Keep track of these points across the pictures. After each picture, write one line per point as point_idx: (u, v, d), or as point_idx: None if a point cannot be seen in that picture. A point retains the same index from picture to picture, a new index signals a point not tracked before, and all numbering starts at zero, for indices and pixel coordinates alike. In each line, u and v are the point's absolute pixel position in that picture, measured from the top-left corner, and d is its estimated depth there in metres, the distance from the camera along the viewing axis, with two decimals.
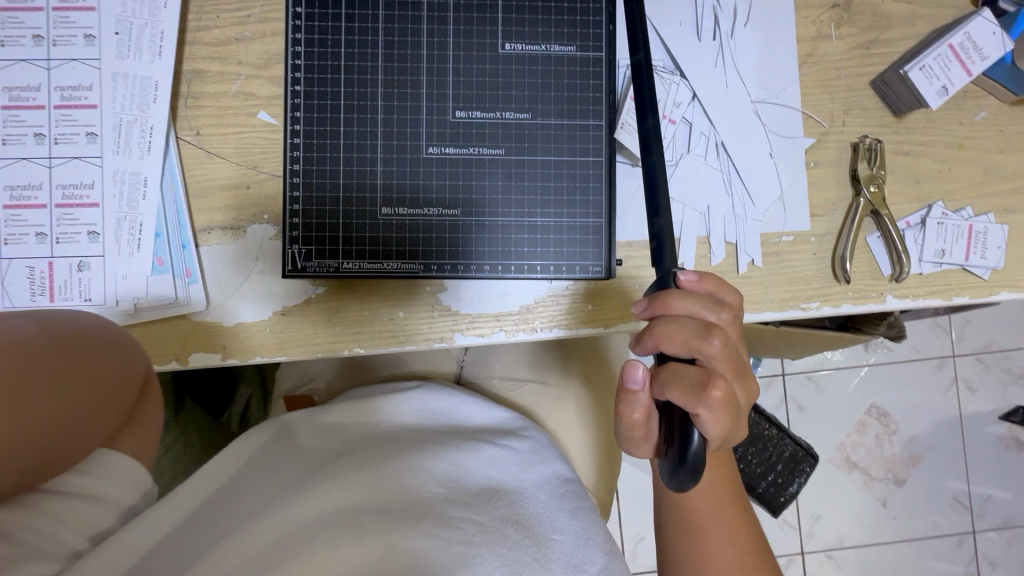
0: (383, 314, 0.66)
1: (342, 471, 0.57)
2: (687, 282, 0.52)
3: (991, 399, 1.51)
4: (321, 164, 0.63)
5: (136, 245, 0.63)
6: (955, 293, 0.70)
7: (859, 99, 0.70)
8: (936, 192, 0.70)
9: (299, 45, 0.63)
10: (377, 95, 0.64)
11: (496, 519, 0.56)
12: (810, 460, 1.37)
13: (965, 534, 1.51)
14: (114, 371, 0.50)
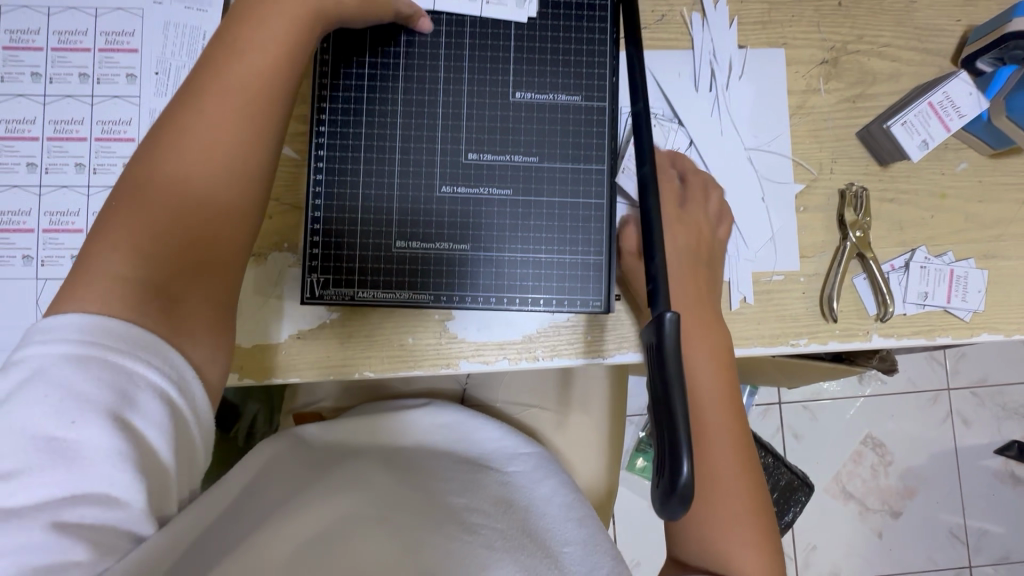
0: (394, 341, 0.70)
1: (370, 477, 0.65)
2: None
3: (985, 432, 1.53)
4: (341, 198, 0.68)
5: None
6: (938, 333, 0.73)
7: (846, 148, 0.75)
8: (919, 237, 0.74)
9: (324, 88, 0.68)
10: (396, 136, 0.69)
11: (510, 534, 0.62)
12: (806, 488, 1.38)
13: (960, 568, 1.51)
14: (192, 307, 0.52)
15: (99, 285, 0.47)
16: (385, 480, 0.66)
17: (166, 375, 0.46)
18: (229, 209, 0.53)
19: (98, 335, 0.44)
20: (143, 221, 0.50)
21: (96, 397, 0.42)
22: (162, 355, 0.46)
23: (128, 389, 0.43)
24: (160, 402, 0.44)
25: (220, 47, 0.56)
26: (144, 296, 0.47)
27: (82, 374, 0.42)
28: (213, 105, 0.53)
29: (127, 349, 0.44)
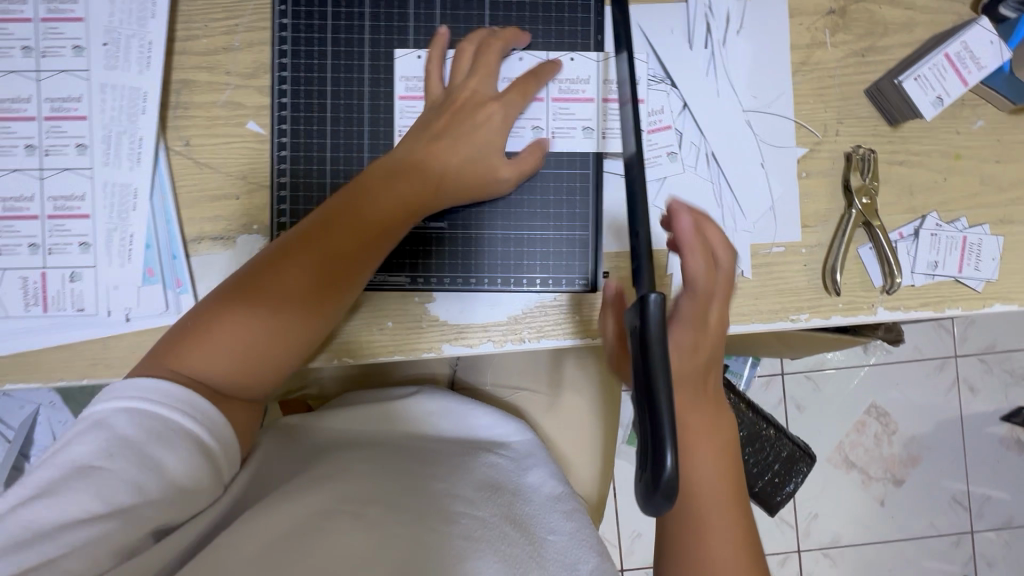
0: (373, 324, 0.67)
1: (353, 472, 0.64)
2: (682, 227, 0.56)
3: (992, 398, 1.50)
4: (308, 181, 0.67)
5: (127, 256, 0.64)
6: (948, 304, 0.69)
7: (853, 108, 0.69)
8: (931, 202, 0.69)
9: (286, 69, 0.67)
10: (365, 117, 0.68)
11: (493, 521, 0.61)
12: (808, 460, 1.33)
13: (963, 534, 1.50)
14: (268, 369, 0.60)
15: (196, 346, 0.57)
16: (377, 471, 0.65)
17: (195, 419, 0.54)
18: (323, 282, 0.59)
19: (148, 390, 0.54)
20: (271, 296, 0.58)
21: (134, 438, 0.51)
22: (199, 407, 0.55)
23: (163, 432, 0.52)
24: (184, 438, 0.53)
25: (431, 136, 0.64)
26: (219, 365, 0.57)
27: (129, 420, 0.52)
28: (381, 185, 0.62)
29: (165, 400, 0.53)
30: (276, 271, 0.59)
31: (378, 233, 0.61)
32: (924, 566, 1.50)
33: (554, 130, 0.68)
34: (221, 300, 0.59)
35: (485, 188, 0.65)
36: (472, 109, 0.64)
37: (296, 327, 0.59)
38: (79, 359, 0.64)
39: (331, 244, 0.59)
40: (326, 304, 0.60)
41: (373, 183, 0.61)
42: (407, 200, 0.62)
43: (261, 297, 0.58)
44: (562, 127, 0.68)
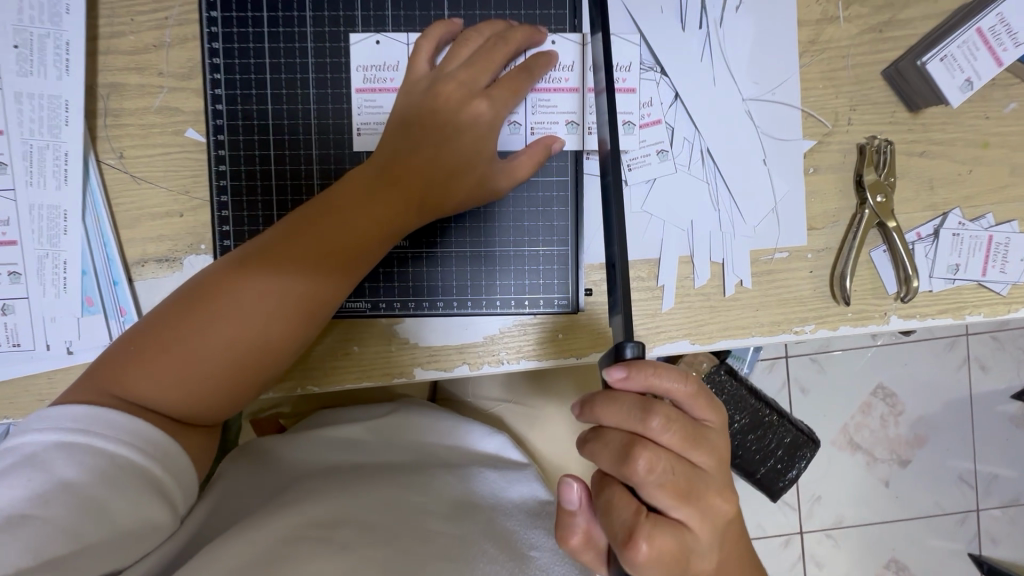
0: (336, 348, 0.61)
1: (324, 493, 0.60)
2: (615, 381, 0.42)
3: (1005, 376, 1.37)
4: (252, 198, 0.61)
5: (63, 285, 0.59)
6: (969, 311, 0.63)
7: (869, 92, 0.61)
8: (954, 197, 0.62)
9: (218, 72, 0.60)
10: (310, 123, 0.60)
11: (474, 550, 0.56)
12: (814, 445, 1.02)
13: (969, 513, 1.37)
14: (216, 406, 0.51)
15: (141, 367, 0.48)
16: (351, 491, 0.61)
17: (149, 454, 0.46)
18: (281, 304, 0.51)
19: (90, 420, 0.45)
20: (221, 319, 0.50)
21: (75, 481, 0.43)
22: (152, 440, 0.47)
23: (112, 473, 0.44)
24: (138, 478, 0.45)
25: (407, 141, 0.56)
26: (171, 392, 0.49)
27: (67, 458, 0.44)
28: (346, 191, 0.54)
29: (112, 433, 0.45)
30: (227, 288, 0.50)
31: (358, 246, 0.53)
32: (927, 544, 1.36)
33: (535, 124, 0.60)
34: (172, 315, 0.50)
35: (476, 197, 0.57)
36: (459, 103, 0.56)
37: (261, 351, 0.51)
38: (19, 397, 0.59)
39: (303, 258, 0.52)
40: (296, 326, 0.52)
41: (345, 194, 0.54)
42: (391, 212, 0.54)
43: (207, 314, 0.50)
44: (544, 122, 0.60)
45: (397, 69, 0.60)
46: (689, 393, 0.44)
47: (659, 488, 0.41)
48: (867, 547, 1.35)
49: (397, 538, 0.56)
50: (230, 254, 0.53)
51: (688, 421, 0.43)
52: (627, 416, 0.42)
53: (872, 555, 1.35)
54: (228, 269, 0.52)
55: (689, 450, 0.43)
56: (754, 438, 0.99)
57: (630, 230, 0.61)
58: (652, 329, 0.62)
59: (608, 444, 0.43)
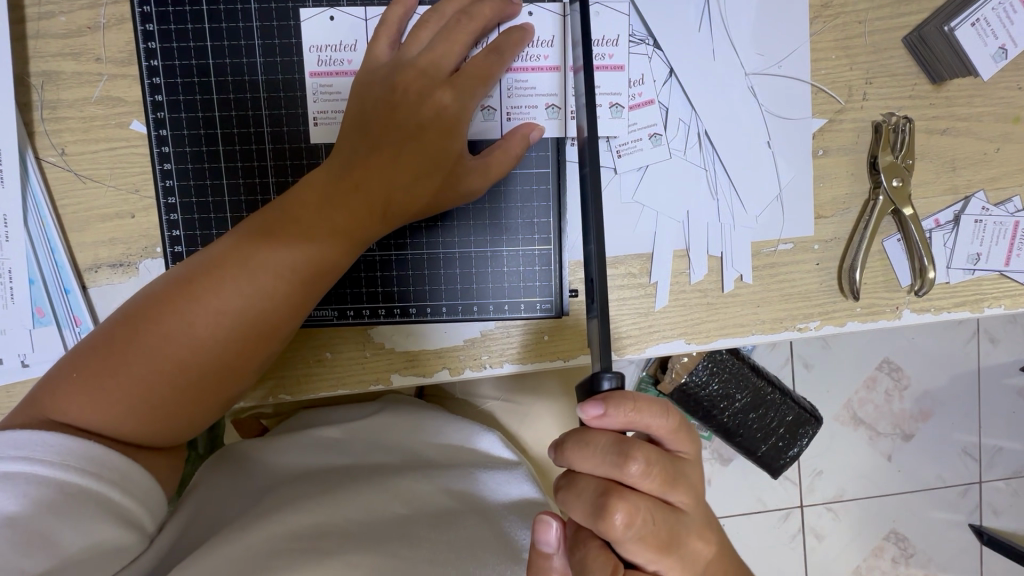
0: (308, 355, 0.57)
1: (305, 497, 0.57)
2: (593, 420, 0.42)
3: (1016, 347, 1.20)
4: (203, 199, 0.56)
5: (11, 295, 0.55)
6: (988, 303, 0.58)
7: (886, 62, 0.55)
8: (978, 179, 0.56)
9: (156, 58, 0.55)
10: (262, 115, 0.56)
11: (463, 558, 0.53)
12: (816, 422, 0.92)
13: (971, 484, 1.21)
14: (166, 427, 0.48)
15: (86, 391, 0.46)
16: (333, 501, 0.56)
17: (102, 479, 0.44)
18: (227, 316, 0.47)
19: (33, 448, 0.42)
20: (162, 334, 0.46)
21: (21, 515, 0.40)
22: (106, 463, 0.44)
23: (63, 502, 0.42)
24: (92, 504, 0.43)
25: (367, 135, 0.51)
26: (120, 417, 0.46)
27: (9, 491, 0.41)
28: (297, 193, 0.50)
29: (59, 460, 0.43)
30: (169, 301, 0.47)
31: (317, 258, 0.49)
32: (930, 517, 1.20)
33: (510, 109, 0.55)
34: (119, 334, 0.47)
35: (446, 200, 0.52)
36: (422, 95, 0.50)
37: (215, 372, 0.48)
38: None
39: (257, 271, 0.48)
40: (253, 345, 0.49)
41: (297, 197, 0.50)
42: (351, 220, 0.50)
43: (147, 329, 0.46)
44: (520, 106, 0.55)
45: (355, 48, 0.55)
46: (668, 428, 0.44)
47: (636, 539, 0.41)
48: (868, 517, 1.19)
49: (387, 549, 0.52)
50: (180, 267, 0.50)
51: (663, 458, 0.43)
52: (601, 460, 0.42)
53: (870, 525, 1.19)
54: (175, 284, 0.48)
55: (665, 494, 0.43)
56: (753, 417, 0.89)
57: (620, 222, 0.56)
58: (645, 329, 0.57)
59: (583, 494, 0.43)
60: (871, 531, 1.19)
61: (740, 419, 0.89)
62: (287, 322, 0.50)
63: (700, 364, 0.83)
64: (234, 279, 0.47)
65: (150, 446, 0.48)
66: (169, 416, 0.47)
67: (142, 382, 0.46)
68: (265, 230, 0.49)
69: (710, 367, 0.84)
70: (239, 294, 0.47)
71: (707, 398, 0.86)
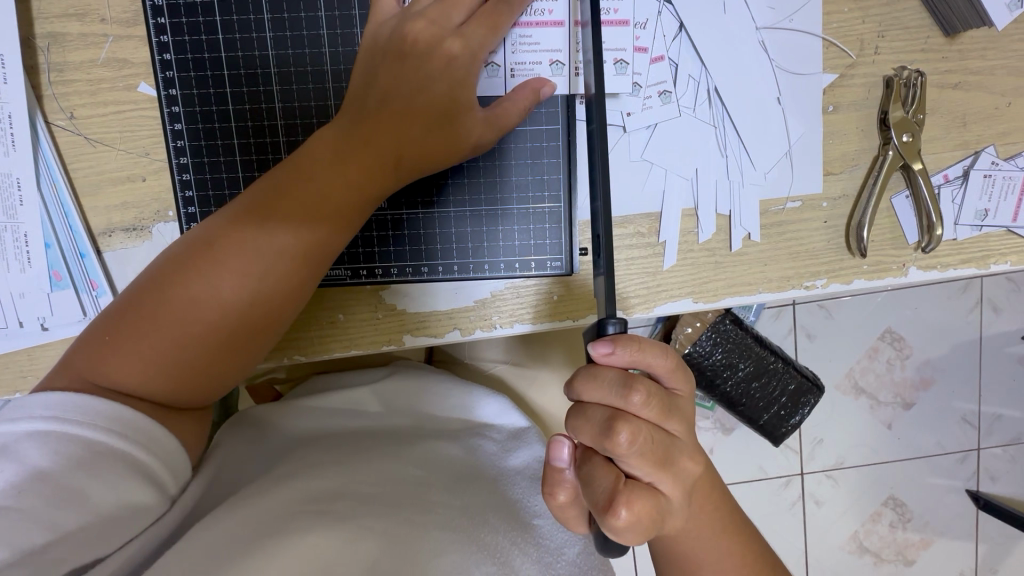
0: (322, 316, 0.58)
1: (317, 462, 0.58)
2: (598, 355, 0.43)
3: (1018, 315, 1.20)
4: (215, 160, 0.56)
5: (27, 260, 0.56)
6: (995, 260, 0.58)
7: (898, 15, 0.54)
8: (988, 134, 0.56)
9: (162, 15, 0.54)
10: (271, 73, 0.55)
11: (475, 517, 0.55)
12: (816, 392, 0.92)
13: (969, 450, 1.23)
14: (199, 387, 0.49)
15: (115, 355, 0.47)
16: (348, 464, 0.58)
17: (128, 439, 0.45)
18: (249, 276, 0.48)
19: (64, 408, 0.44)
20: (186, 294, 0.47)
21: (50, 470, 0.42)
22: (132, 424, 0.45)
23: (92, 459, 0.43)
24: (117, 462, 0.44)
25: (379, 88, 0.51)
26: (151, 379, 0.47)
27: (40, 447, 0.42)
28: (310, 152, 0.50)
29: (86, 419, 0.44)
30: (191, 264, 0.48)
31: (336, 216, 0.50)
32: (928, 482, 1.23)
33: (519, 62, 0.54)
34: (142, 299, 0.48)
35: (460, 153, 0.52)
36: (431, 48, 0.50)
37: (244, 332, 0.49)
38: None
39: (279, 232, 0.49)
40: (278, 304, 0.50)
41: (310, 157, 0.50)
42: (367, 176, 0.50)
43: (171, 292, 0.48)
44: (529, 59, 0.54)
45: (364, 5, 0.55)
46: (667, 368, 0.46)
47: (639, 456, 0.43)
48: (866, 483, 1.21)
49: (398, 513, 0.53)
50: (195, 231, 0.50)
51: (664, 394, 0.45)
52: (607, 392, 0.44)
53: (869, 489, 1.22)
54: (195, 248, 0.49)
55: (666, 421, 0.45)
56: (756, 386, 0.90)
57: (629, 181, 0.56)
58: (653, 287, 0.58)
59: (591, 419, 0.44)
60: (871, 495, 1.22)
61: (743, 388, 0.90)
62: (312, 278, 0.51)
63: (705, 335, 0.85)
64: (255, 240, 0.48)
65: (183, 406, 0.49)
66: (200, 376, 0.49)
67: (170, 343, 0.47)
68: (280, 191, 0.49)
69: (714, 337, 0.86)
70: (261, 253, 0.48)
71: (710, 366, 0.87)
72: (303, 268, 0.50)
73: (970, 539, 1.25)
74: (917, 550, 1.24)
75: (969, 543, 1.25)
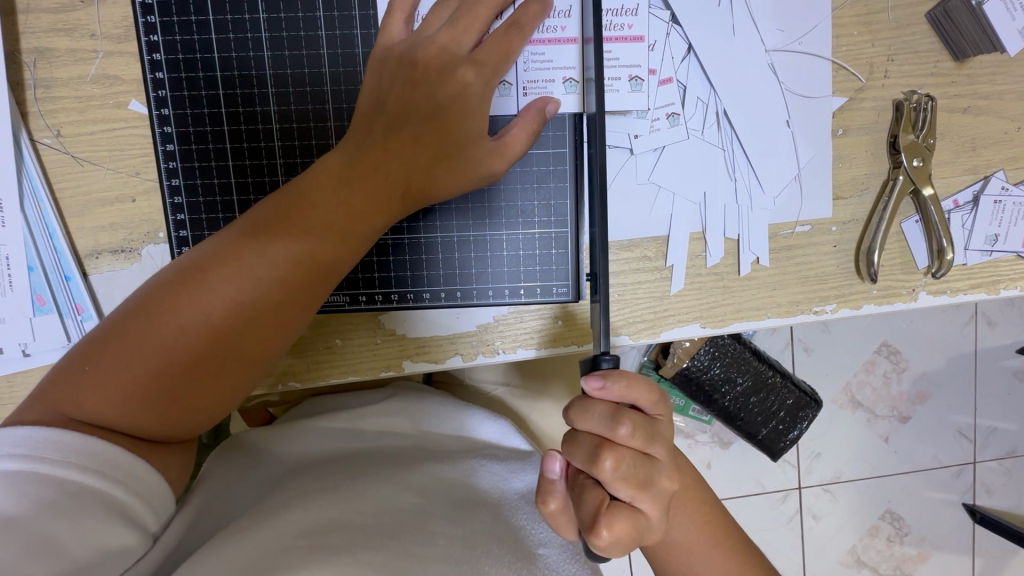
0: (317, 342, 0.56)
1: (312, 494, 0.55)
2: (590, 389, 0.42)
3: (1012, 331, 1.20)
4: (208, 181, 0.54)
5: (9, 283, 0.53)
6: (1004, 284, 0.57)
7: (908, 38, 0.54)
8: (998, 158, 0.56)
9: (155, 33, 0.52)
10: (268, 93, 0.54)
11: (476, 547, 0.53)
12: (815, 407, 0.92)
13: (966, 465, 1.22)
14: (184, 419, 0.47)
15: (100, 385, 0.44)
16: (344, 495, 0.56)
17: (105, 476, 0.43)
18: (241, 305, 0.46)
19: (34, 445, 0.42)
20: (174, 321, 0.45)
21: (20, 515, 0.40)
22: (109, 460, 0.43)
23: (63, 501, 0.41)
24: (93, 503, 0.42)
25: (387, 114, 0.49)
26: (137, 412, 0.45)
27: (7, 491, 0.40)
28: (311, 174, 0.49)
29: (59, 458, 0.42)
30: (180, 290, 0.46)
31: (332, 242, 0.48)
32: (926, 498, 1.22)
33: (527, 83, 0.53)
34: (129, 324, 0.45)
35: (463, 182, 0.50)
36: (443, 74, 0.49)
37: (233, 362, 0.47)
38: None
39: (273, 258, 0.46)
40: (271, 334, 0.48)
41: (310, 181, 0.48)
42: (368, 203, 0.48)
43: (158, 319, 0.45)
44: (537, 80, 0.53)
45: (366, 24, 0.53)
46: (652, 400, 0.45)
47: (621, 482, 0.42)
48: (865, 498, 1.20)
49: (397, 545, 0.50)
50: (188, 254, 0.48)
51: (648, 424, 0.44)
52: (596, 423, 0.43)
53: (868, 506, 1.21)
54: (186, 272, 0.47)
55: (650, 447, 0.44)
56: (755, 401, 0.89)
57: (637, 205, 0.55)
58: (660, 313, 0.56)
59: (580, 446, 0.44)
60: (870, 512, 1.21)
61: (740, 404, 0.89)
62: (307, 307, 0.49)
63: (701, 349, 0.83)
64: (247, 266, 0.46)
65: (164, 439, 0.47)
66: (185, 408, 0.47)
67: (154, 373, 0.45)
68: (277, 214, 0.47)
69: (711, 351, 0.84)
70: (252, 280, 0.46)
71: (708, 381, 0.85)
72: (300, 298, 0.48)
73: (968, 554, 1.25)
74: (915, 565, 1.23)
75: (966, 556, 1.25)
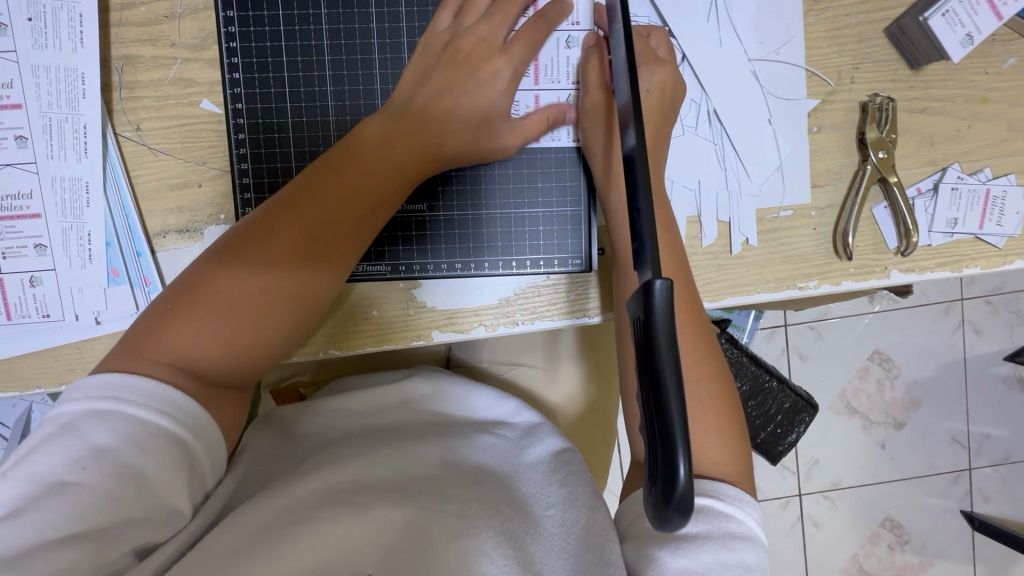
0: (357, 314, 0.63)
1: (343, 456, 0.60)
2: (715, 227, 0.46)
3: (999, 338, 1.26)
4: (271, 166, 0.62)
5: (88, 257, 0.60)
6: (966, 264, 0.65)
7: (870, 50, 0.63)
8: (953, 152, 0.64)
9: (234, 40, 0.61)
10: (327, 90, 0.62)
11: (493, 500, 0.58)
12: (812, 411, 0.99)
13: (962, 472, 1.27)
14: (246, 358, 0.52)
15: (180, 325, 0.50)
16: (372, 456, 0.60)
17: (178, 421, 0.47)
18: (304, 243, 0.52)
19: (120, 389, 0.47)
20: (248, 262, 0.51)
21: (110, 448, 0.45)
22: (183, 408, 0.48)
23: (142, 440, 0.46)
24: (167, 446, 0.47)
25: (423, 84, 0.58)
26: (209, 349, 0.50)
27: (102, 427, 0.45)
28: (363, 134, 0.56)
29: (142, 401, 0.47)
30: (253, 238, 0.52)
31: (382, 193, 0.55)
32: (925, 505, 1.26)
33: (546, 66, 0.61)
34: (206, 273, 0.51)
35: (489, 145, 0.59)
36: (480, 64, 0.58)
37: (295, 301, 0.52)
38: (51, 367, 0.60)
39: (332, 203, 0.53)
40: (327, 275, 0.53)
41: (361, 140, 0.56)
42: (411, 157, 0.56)
43: (233, 262, 0.51)
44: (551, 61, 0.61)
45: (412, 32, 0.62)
46: None
47: None
48: (864, 501, 1.25)
49: (420, 501, 0.56)
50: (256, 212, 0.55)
51: None
52: None
53: (868, 514, 1.25)
54: (256, 223, 0.53)
55: None
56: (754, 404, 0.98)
57: None
58: None
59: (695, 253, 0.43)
60: (869, 514, 1.25)
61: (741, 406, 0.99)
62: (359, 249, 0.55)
63: None
64: (311, 212, 0.53)
65: (227, 381, 0.52)
66: (249, 344, 0.51)
67: (226, 310, 0.50)
68: (334, 170, 0.55)
69: None
70: (314, 224, 0.53)
71: None
72: (353, 240, 0.54)
73: (970, 562, 1.28)
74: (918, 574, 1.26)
75: (967, 565, 1.28)
